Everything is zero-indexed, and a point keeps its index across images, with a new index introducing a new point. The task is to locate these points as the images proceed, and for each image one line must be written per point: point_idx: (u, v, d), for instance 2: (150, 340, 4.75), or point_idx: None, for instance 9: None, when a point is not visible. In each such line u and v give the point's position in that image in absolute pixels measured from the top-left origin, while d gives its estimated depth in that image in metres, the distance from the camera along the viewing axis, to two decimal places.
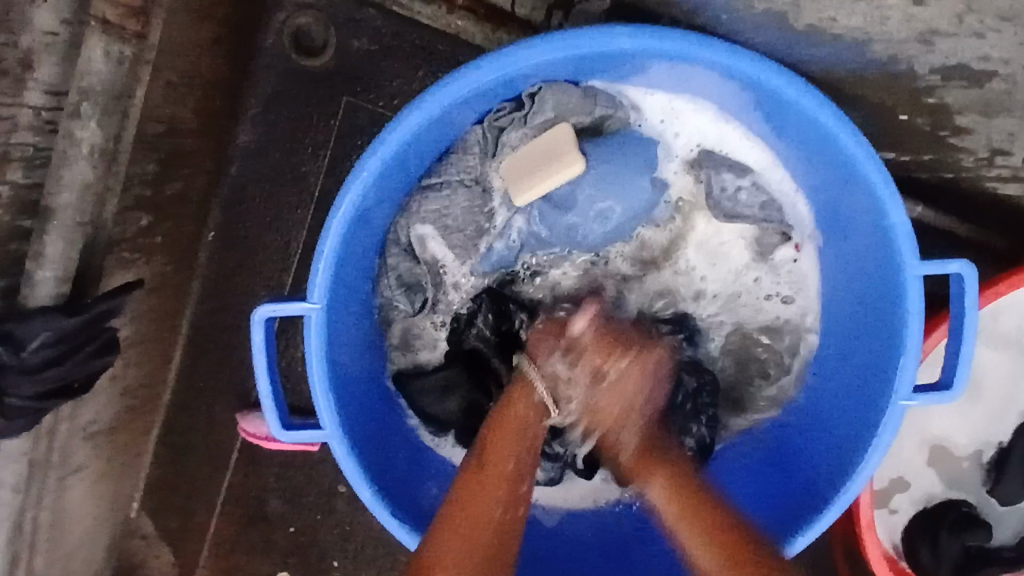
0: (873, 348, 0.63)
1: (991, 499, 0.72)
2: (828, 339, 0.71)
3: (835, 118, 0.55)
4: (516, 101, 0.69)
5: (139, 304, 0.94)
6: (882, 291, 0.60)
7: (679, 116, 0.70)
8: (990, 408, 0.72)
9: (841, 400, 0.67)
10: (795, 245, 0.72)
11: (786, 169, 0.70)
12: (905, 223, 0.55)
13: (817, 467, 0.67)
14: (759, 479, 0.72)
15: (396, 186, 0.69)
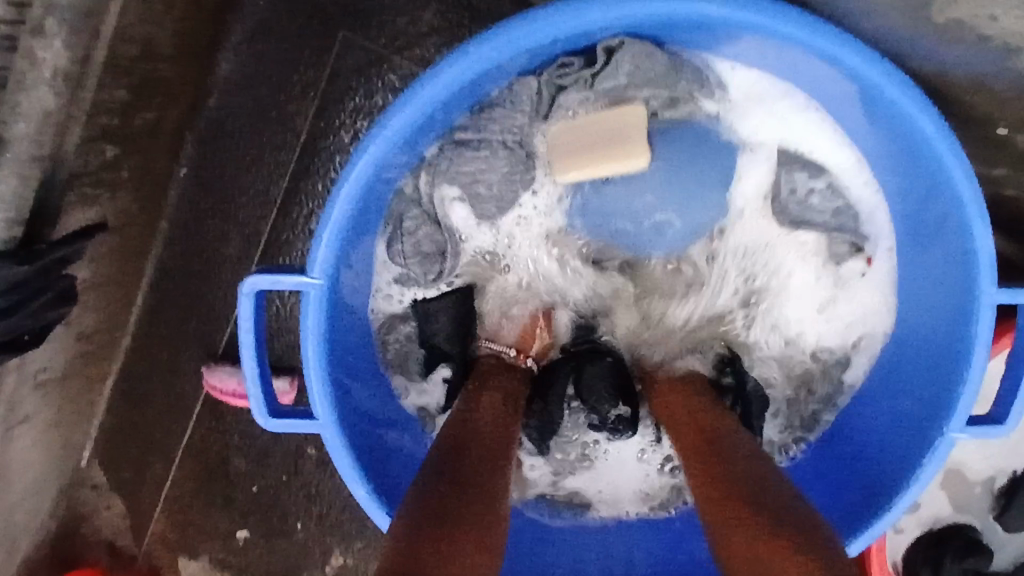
0: (933, 371, 0.61)
1: (995, 526, 0.71)
2: (883, 355, 0.68)
3: (940, 128, 0.50)
4: (584, 57, 0.61)
5: (100, 246, 0.85)
6: (948, 309, 0.59)
7: (756, 102, 0.65)
8: (1011, 436, 0.70)
9: (895, 416, 0.65)
10: (865, 258, 0.68)
11: (869, 172, 0.66)
12: (991, 247, 0.53)
13: (858, 482, 0.66)
14: (819, 481, 0.70)
15: (420, 136, 0.61)
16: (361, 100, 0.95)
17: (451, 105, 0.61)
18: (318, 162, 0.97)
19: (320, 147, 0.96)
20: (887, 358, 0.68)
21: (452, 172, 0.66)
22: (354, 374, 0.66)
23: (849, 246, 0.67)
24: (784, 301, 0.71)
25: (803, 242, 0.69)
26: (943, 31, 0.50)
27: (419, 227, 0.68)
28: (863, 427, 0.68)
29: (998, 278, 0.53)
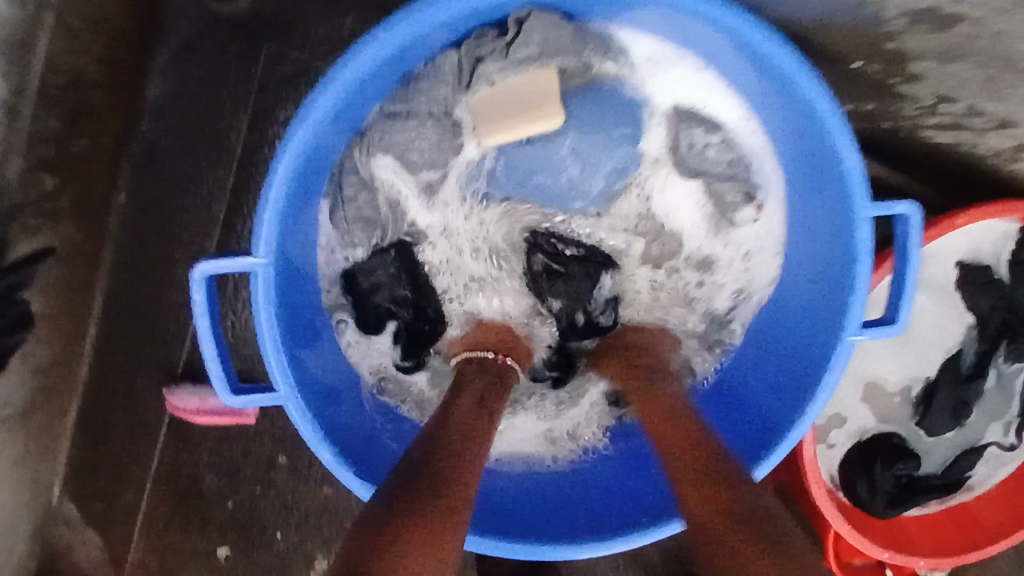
0: (822, 299, 0.63)
1: (920, 433, 0.79)
2: (774, 300, 0.70)
3: (796, 60, 0.54)
4: (500, 26, 0.64)
5: (48, 276, 0.86)
6: (834, 248, 0.61)
7: (659, 66, 0.67)
8: (920, 347, 0.76)
9: (790, 347, 0.67)
10: (755, 205, 0.69)
11: (757, 121, 0.67)
12: (859, 165, 0.56)
13: (749, 428, 0.67)
14: (717, 410, 0.71)
15: (353, 112, 0.62)
16: (292, 110, 0.98)
17: (377, 83, 0.62)
18: (256, 174, 1.00)
19: (256, 159, 0.99)
20: (778, 301, 0.69)
21: (384, 143, 0.66)
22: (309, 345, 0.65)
23: (744, 194, 0.69)
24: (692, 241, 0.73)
25: (695, 193, 0.71)
26: None
27: (363, 197, 0.69)
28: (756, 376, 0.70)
29: (872, 193, 0.56)
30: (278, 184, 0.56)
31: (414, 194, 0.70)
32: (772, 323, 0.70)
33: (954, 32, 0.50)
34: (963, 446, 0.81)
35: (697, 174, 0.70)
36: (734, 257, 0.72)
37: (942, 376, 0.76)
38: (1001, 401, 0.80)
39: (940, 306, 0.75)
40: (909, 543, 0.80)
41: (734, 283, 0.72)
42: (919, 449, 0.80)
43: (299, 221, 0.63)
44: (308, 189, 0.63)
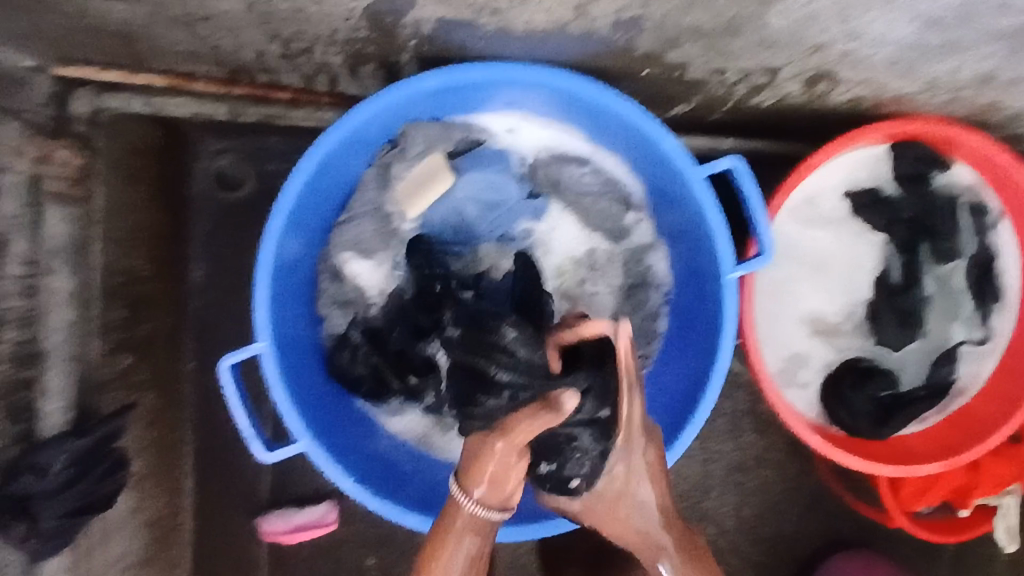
0: (707, 261, 0.73)
1: (884, 350, 0.87)
2: (681, 279, 0.79)
3: (601, 89, 0.66)
4: (393, 141, 0.75)
5: (141, 439, 0.95)
6: (693, 216, 0.72)
7: (520, 131, 0.78)
8: (847, 276, 0.86)
9: (700, 309, 0.76)
10: (635, 209, 0.79)
11: (609, 151, 0.78)
12: (676, 144, 0.68)
13: (676, 395, 0.77)
14: (672, 374, 0.79)
15: (313, 223, 0.74)
16: None
17: (320, 205, 0.74)
18: None
19: None
20: (683, 278, 0.78)
21: (341, 241, 0.76)
22: (330, 409, 0.75)
23: (621, 206, 0.78)
24: (589, 251, 0.81)
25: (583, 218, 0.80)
26: (535, 39, 0.59)
27: (338, 288, 0.78)
28: (684, 348, 0.78)
29: (695, 159, 0.68)
30: (264, 298, 0.67)
31: (375, 275, 0.78)
32: (686, 303, 0.79)
33: (687, 47, 0.58)
34: (935, 352, 0.87)
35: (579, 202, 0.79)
36: (635, 259, 0.80)
37: (877, 293, 0.85)
38: (954, 302, 0.85)
39: (842, 233, 0.86)
40: (918, 457, 0.83)
41: (647, 279, 0.80)
42: (889, 366, 0.87)
43: (295, 319, 0.74)
44: (293, 299, 0.74)
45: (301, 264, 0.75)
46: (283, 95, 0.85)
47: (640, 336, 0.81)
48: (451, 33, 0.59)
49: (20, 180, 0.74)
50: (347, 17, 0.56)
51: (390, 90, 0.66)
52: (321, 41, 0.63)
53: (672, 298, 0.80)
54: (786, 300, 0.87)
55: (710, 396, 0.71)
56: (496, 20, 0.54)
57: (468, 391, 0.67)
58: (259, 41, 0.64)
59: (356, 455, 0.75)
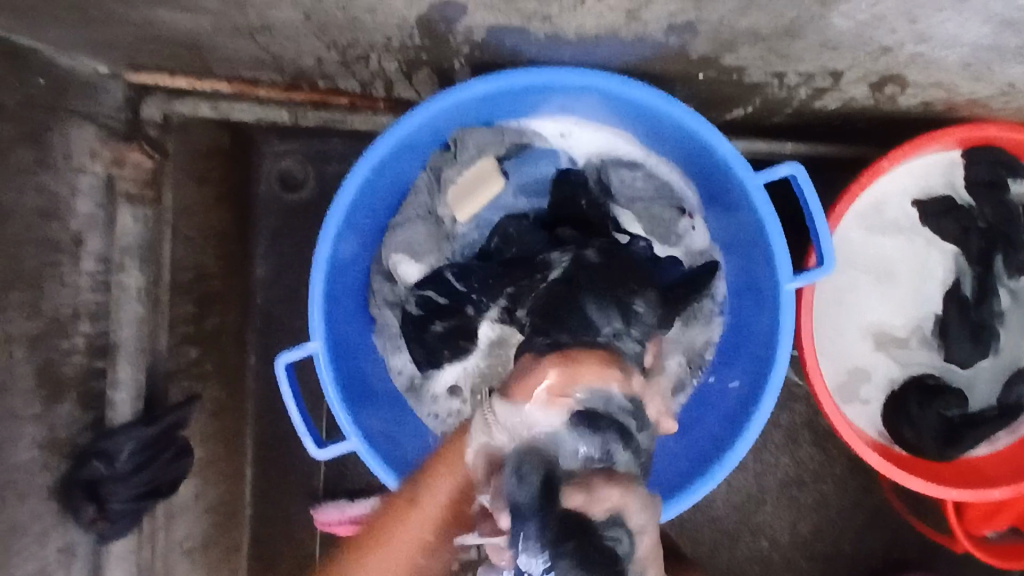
0: (762, 269, 0.71)
1: (954, 368, 0.82)
2: (735, 288, 0.77)
3: (654, 93, 0.65)
4: (445, 146, 0.76)
5: (206, 426, 1.01)
6: (749, 223, 0.70)
7: (572, 137, 0.77)
8: (913, 287, 0.82)
9: (755, 319, 0.73)
10: (688, 214, 0.77)
11: (663, 156, 0.76)
12: (731, 149, 0.66)
13: (728, 408, 0.75)
14: (725, 384, 0.77)
15: (366, 226, 0.75)
16: None
17: (373, 208, 0.75)
18: None
19: None
20: (739, 286, 0.76)
21: (391, 244, 0.76)
22: (379, 409, 0.76)
23: (674, 211, 0.77)
24: None
25: None
26: (586, 43, 0.58)
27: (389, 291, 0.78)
28: (738, 358, 0.76)
29: (752, 165, 0.66)
30: (318, 299, 0.69)
31: None
32: (740, 311, 0.76)
33: (743, 50, 0.57)
34: (1008, 371, 0.82)
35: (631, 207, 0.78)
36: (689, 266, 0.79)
37: (947, 307, 0.81)
38: None
39: (909, 242, 0.82)
40: (987, 479, 0.79)
41: None
42: (958, 384, 0.82)
43: (347, 319, 0.75)
44: (345, 300, 0.75)
45: (355, 265, 0.76)
46: (342, 100, 0.87)
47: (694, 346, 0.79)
48: (502, 38, 0.59)
49: (96, 181, 0.79)
50: (399, 25, 0.57)
51: (442, 96, 0.66)
52: (375, 47, 0.64)
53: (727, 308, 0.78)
54: (849, 311, 0.83)
55: (761, 410, 0.68)
56: (546, 25, 0.54)
57: (561, 312, 0.60)
58: (316, 49, 0.66)
59: (402, 456, 0.75)
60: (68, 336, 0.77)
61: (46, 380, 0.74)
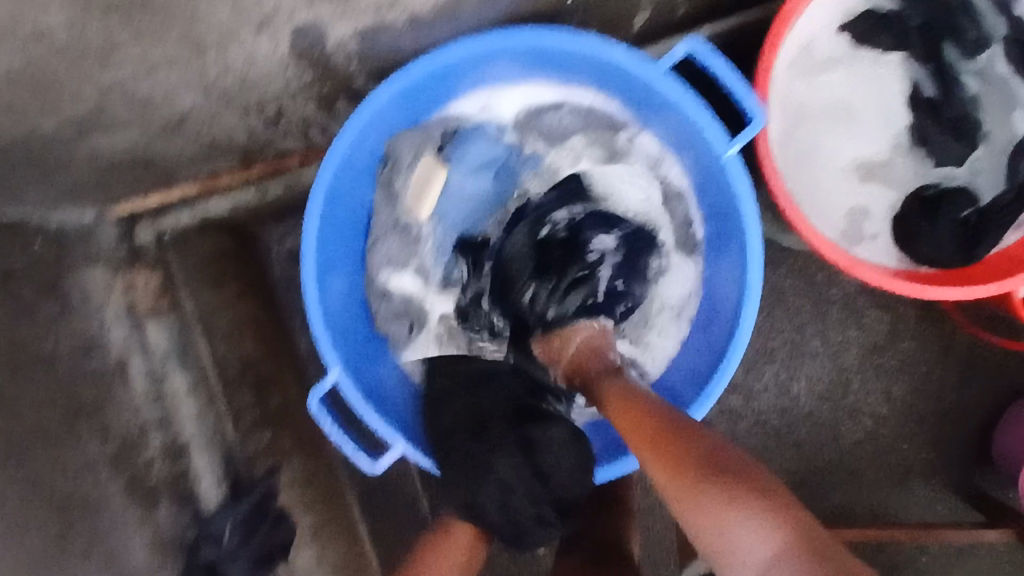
0: (706, 149, 0.72)
1: (949, 169, 0.81)
2: (694, 177, 0.79)
3: (536, 32, 0.68)
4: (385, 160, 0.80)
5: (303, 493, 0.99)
6: (677, 112, 0.72)
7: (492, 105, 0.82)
8: (875, 111, 0.81)
9: (720, 197, 0.74)
10: (623, 130, 0.81)
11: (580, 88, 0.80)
12: (628, 51, 0.68)
13: (723, 288, 0.78)
14: (719, 266, 0.79)
15: (343, 256, 0.80)
16: None
17: (342, 239, 0.80)
18: None
19: None
20: (695, 175, 0.78)
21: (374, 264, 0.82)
22: (415, 411, 0.82)
23: (610, 131, 0.81)
24: (604, 181, 0.84)
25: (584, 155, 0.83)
26: None
27: (387, 304, 0.83)
28: (722, 242, 0.78)
29: (653, 58, 0.68)
30: (323, 333, 0.74)
31: (414, 281, 0.84)
32: (708, 198, 0.78)
33: None
34: (1008, 149, 0.79)
35: (568, 144, 0.83)
36: (644, 175, 0.83)
37: (917, 115, 0.81)
38: (1006, 91, 0.79)
39: (849, 69, 0.81)
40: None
41: (662, 193, 0.83)
42: (959, 185, 0.81)
43: (359, 344, 0.80)
44: (349, 329, 0.80)
45: (349, 296, 0.81)
46: (293, 161, 0.95)
47: (681, 246, 0.83)
48: (376, 43, 0.67)
49: (119, 311, 0.88)
50: (283, 67, 0.65)
51: (352, 118, 0.70)
52: (283, 97, 0.71)
53: (695, 200, 0.81)
54: (822, 157, 0.82)
55: (752, 281, 0.71)
56: (398, 11, 0.63)
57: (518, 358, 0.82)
58: (240, 121, 0.73)
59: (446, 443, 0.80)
60: (143, 448, 0.84)
61: (138, 490, 0.81)
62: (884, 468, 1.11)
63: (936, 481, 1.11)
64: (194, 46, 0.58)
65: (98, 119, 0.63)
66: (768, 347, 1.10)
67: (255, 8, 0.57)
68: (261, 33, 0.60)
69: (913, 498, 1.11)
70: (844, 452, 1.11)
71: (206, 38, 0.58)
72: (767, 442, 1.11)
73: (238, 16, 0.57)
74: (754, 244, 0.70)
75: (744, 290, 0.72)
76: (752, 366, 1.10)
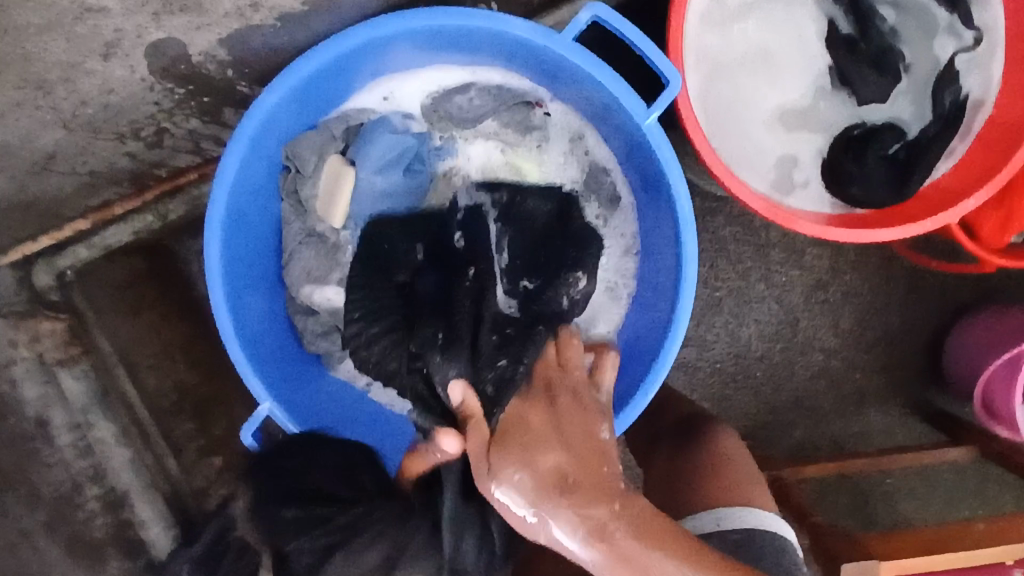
0: (623, 118, 0.68)
1: (872, 105, 0.79)
2: (616, 146, 0.75)
3: (425, 13, 0.63)
4: (288, 168, 0.74)
5: None
6: (588, 81, 0.67)
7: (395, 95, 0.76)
8: (792, 54, 0.79)
9: (645, 164, 0.71)
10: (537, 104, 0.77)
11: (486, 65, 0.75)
12: (525, 23, 0.63)
13: (660, 258, 0.75)
14: (655, 235, 0.76)
15: (257, 277, 0.75)
16: None
17: (252, 259, 0.74)
18: None
19: None
20: (617, 143, 0.75)
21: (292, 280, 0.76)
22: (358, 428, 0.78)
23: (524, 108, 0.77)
24: (526, 160, 0.79)
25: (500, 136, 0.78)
26: None
27: (312, 320, 0.78)
28: (654, 211, 0.74)
29: (554, 28, 0.63)
30: (246, 365, 0.69)
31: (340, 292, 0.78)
32: (634, 166, 0.74)
33: None
34: (931, 78, 0.78)
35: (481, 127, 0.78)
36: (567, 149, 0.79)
37: (834, 52, 0.78)
38: (923, 17, 0.77)
39: (763, 13, 0.78)
40: (956, 193, 0.74)
41: (587, 166, 0.79)
42: (884, 120, 0.79)
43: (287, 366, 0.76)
44: (275, 353, 0.75)
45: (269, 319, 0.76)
46: (192, 175, 0.89)
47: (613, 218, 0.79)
48: (249, 45, 0.62)
49: (26, 364, 0.81)
50: (147, 85, 0.59)
51: (241, 130, 0.64)
52: (158, 115, 0.64)
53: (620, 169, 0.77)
54: (744, 107, 0.79)
55: (688, 250, 0.68)
56: (264, 11, 0.58)
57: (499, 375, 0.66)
58: (115, 148, 0.66)
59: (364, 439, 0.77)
60: (79, 505, 0.78)
61: None
62: (841, 399, 1.12)
63: (891, 404, 1.13)
64: None
65: None
66: (716, 297, 1.09)
67: None
68: None
69: (870, 423, 1.13)
70: (803, 390, 1.12)
71: None
72: (725, 390, 1.11)
73: None
74: (683, 211, 0.67)
75: (680, 258, 0.70)
76: (701, 318, 1.10)
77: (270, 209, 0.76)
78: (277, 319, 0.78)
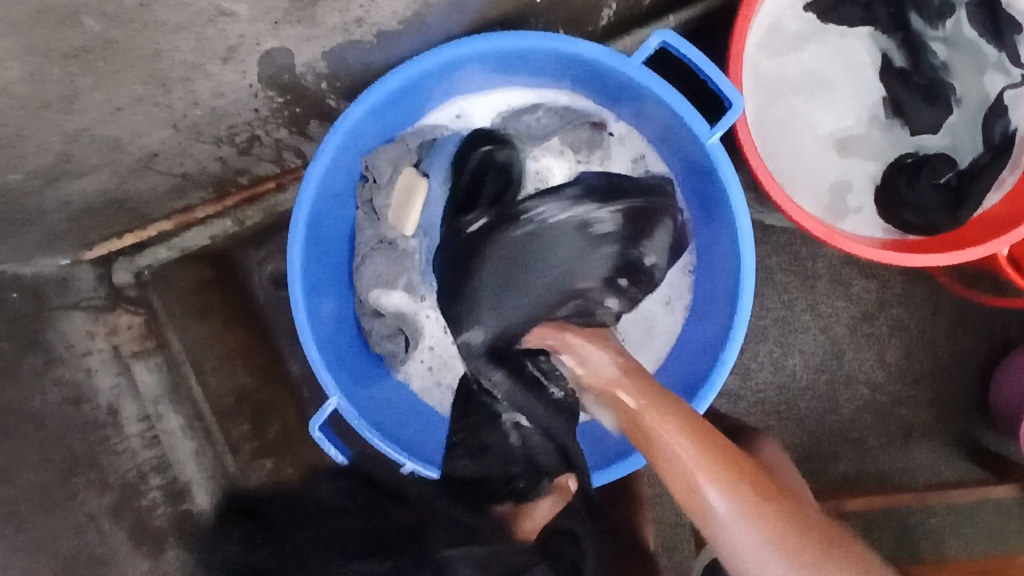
0: (686, 139, 0.72)
1: (926, 135, 0.82)
2: (677, 166, 0.79)
3: (507, 35, 0.67)
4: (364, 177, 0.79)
5: None
6: (655, 104, 0.71)
7: (467, 113, 0.82)
8: (848, 84, 0.82)
9: (707, 184, 0.74)
10: (601, 124, 0.81)
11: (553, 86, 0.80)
12: (600, 48, 0.67)
13: (716, 275, 0.78)
14: (712, 253, 0.79)
15: (328, 279, 0.79)
16: None
17: (325, 262, 0.79)
18: None
19: None
20: (678, 163, 0.78)
21: (362, 283, 0.81)
22: (413, 427, 0.81)
23: (589, 127, 0.81)
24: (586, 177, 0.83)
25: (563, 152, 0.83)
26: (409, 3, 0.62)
27: (378, 322, 0.82)
28: (712, 231, 0.77)
29: (626, 52, 0.67)
30: (319, 361, 0.72)
31: (405, 297, 0.82)
32: (694, 184, 0.77)
33: None
34: (983, 111, 0.80)
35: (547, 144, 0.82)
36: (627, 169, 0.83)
37: (890, 85, 0.81)
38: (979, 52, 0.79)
39: (820, 43, 0.81)
40: (1007, 222, 0.75)
41: None
42: (938, 149, 0.81)
43: (353, 366, 0.79)
44: (342, 353, 0.79)
45: (337, 321, 0.80)
46: (270, 185, 0.94)
47: None
48: (345, 59, 0.66)
49: (106, 356, 0.85)
50: (251, 93, 0.64)
51: (328, 139, 0.69)
52: (254, 122, 0.69)
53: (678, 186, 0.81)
54: (800, 134, 0.82)
55: (746, 266, 0.71)
56: (365, 29, 0.62)
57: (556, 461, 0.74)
58: (212, 151, 0.71)
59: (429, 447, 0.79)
60: (145, 494, 0.80)
61: (144, 537, 0.77)
62: (886, 434, 1.12)
63: (937, 440, 1.12)
64: (155, 86, 0.57)
65: (65, 165, 0.61)
66: (762, 324, 1.11)
67: (218, 40, 0.55)
68: (225, 63, 0.59)
69: (914, 458, 1.12)
70: (846, 421, 1.12)
71: (167, 75, 0.57)
72: (768, 420, 1.11)
73: (200, 53, 0.56)
74: (743, 228, 0.70)
75: (738, 274, 0.72)
76: (747, 344, 1.11)
77: (345, 215, 0.80)
78: (346, 321, 0.82)
